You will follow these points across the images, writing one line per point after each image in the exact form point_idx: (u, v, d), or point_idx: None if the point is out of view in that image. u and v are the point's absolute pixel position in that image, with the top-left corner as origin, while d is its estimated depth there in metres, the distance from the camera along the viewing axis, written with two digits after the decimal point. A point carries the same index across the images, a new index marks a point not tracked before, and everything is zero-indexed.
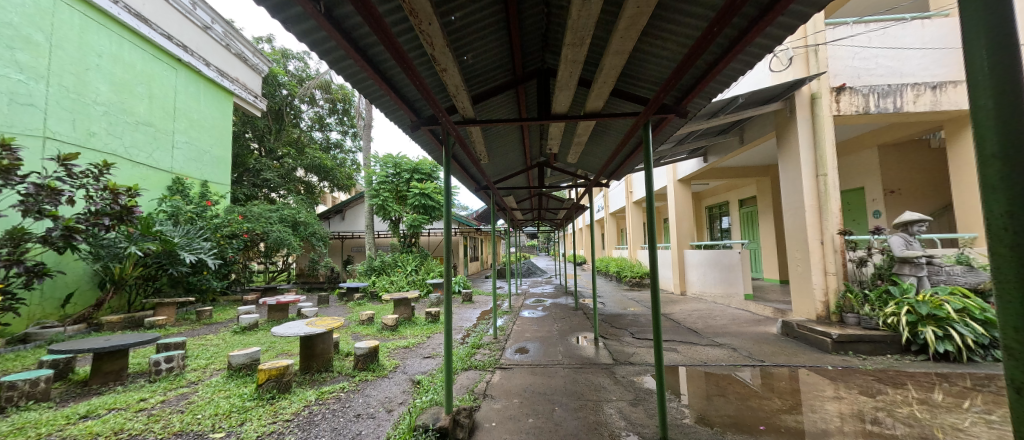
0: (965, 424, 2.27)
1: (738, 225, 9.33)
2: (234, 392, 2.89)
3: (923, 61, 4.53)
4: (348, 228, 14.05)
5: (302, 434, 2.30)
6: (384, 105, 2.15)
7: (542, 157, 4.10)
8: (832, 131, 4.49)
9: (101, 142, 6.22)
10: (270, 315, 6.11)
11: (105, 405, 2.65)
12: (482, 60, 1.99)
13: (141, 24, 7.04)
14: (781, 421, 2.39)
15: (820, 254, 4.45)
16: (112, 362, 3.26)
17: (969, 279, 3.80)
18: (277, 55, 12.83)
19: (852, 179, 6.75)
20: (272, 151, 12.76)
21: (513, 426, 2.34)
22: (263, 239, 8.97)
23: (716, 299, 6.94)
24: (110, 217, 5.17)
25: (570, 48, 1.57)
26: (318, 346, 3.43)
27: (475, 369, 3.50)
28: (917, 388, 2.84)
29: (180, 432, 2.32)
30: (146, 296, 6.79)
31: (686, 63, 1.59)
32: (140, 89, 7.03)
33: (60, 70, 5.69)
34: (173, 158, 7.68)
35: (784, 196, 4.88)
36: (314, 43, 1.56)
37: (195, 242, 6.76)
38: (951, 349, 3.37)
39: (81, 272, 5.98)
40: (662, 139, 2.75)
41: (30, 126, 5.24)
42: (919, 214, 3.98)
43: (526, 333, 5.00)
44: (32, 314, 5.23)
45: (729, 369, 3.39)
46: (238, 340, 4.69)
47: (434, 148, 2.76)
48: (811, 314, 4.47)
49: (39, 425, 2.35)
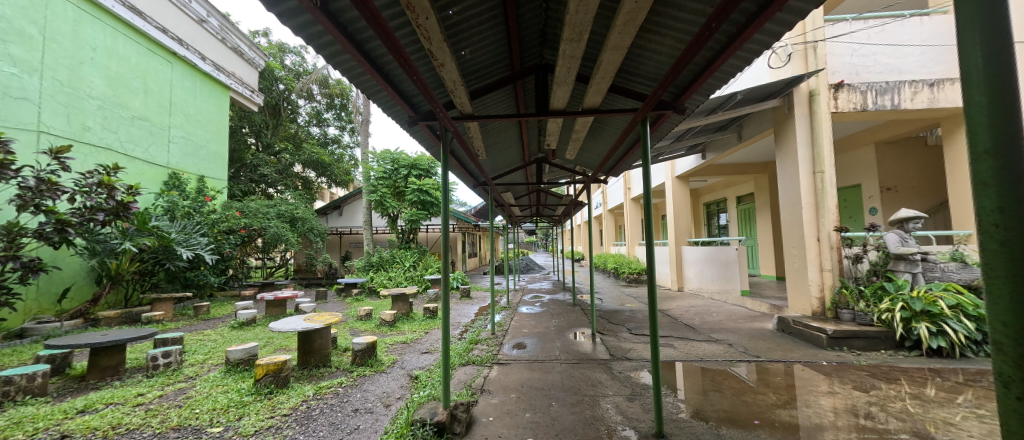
0: (956, 419, 2.30)
1: (735, 221, 9.36)
2: (232, 386, 2.89)
3: (921, 58, 4.54)
4: (346, 224, 14.04)
5: (301, 429, 2.30)
6: (381, 101, 2.14)
7: (541, 153, 4.10)
8: (830, 127, 4.50)
9: (96, 136, 6.17)
10: (268, 311, 6.12)
11: (102, 400, 2.65)
12: (480, 55, 1.98)
13: (135, 17, 6.97)
14: (775, 415, 2.42)
15: (816, 251, 4.48)
16: (109, 357, 3.26)
17: (964, 276, 3.89)
18: (274, 49, 12.71)
19: (849, 176, 6.80)
20: (269, 147, 12.69)
21: (510, 421, 2.35)
22: (260, 235, 8.94)
23: (713, 295, 6.98)
24: (105, 212, 5.13)
25: (568, 44, 1.57)
26: (316, 341, 3.44)
27: (473, 364, 3.51)
28: (910, 383, 2.88)
29: (178, 427, 2.32)
30: (143, 291, 6.78)
31: (684, 59, 1.59)
32: (135, 83, 6.97)
33: (54, 64, 5.63)
34: (169, 153, 7.63)
35: (781, 192, 4.91)
36: (310, 37, 1.54)
37: (192, 237, 6.73)
38: (944, 345, 3.41)
39: (78, 267, 5.96)
40: (660, 136, 2.75)
41: (24, 120, 5.19)
42: (914, 211, 4.00)
43: (524, 329, 5.02)
44: (28, 309, 5.21)
45: (726, 364, 3.42)
46: (235, 335, 4.69)
47: (432, 144, 2.75)
48: (807, 310, 4.50)
49: (37, 420, 2.35)
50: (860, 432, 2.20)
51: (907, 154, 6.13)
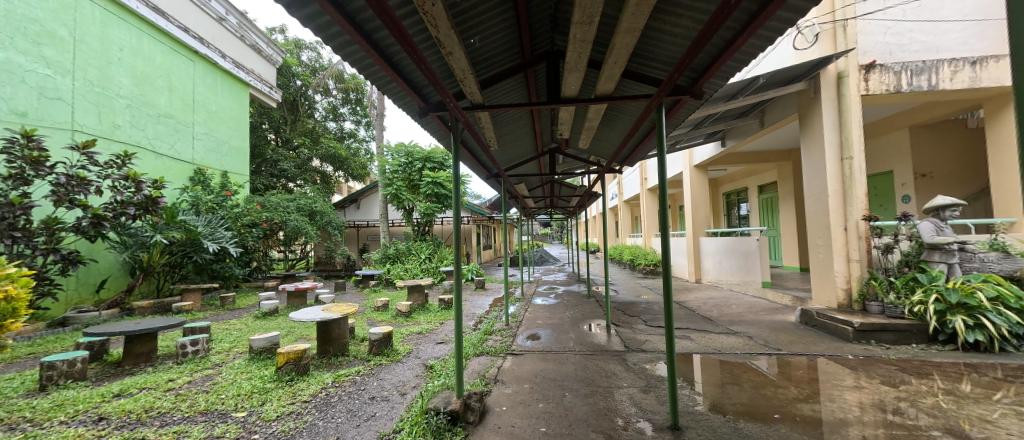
0: (994, 416, 2.18)
1: (756, 211, 9.05)
2: (256, 373, 3.00)
3: (962, 35, 4.22)
4: (363, 217, 14.32)
5: (320, 415, 2.37)
6: (392, 92, 2.14)
7: (554, 143, 4.04)
8: (860, 111, 4.26)
9: (126, 134, 6.44)
10: (290, 301, 6.31)
11: (137, 385, 2.80)
12: (489, 43, 1.95)
13: (159, 17, 7.18)
14: (797, 409, 2.35)
15: (843, 241, 4.29)
16: (143, 344, 3.43)
17: (1006, 266, 3.61)
18: (291, 46, 12.91)
19: (880, 163, 6.46)
20: (288, 142, 12.95)
21: (524, 411, 2.36)
22: (282, 227, 9.21)
23: (733, 287, 6.78)
24: (136, 207, 5.40)
25: (579, 27, 1.51)
26: (334, 331, 3.54)
27: (487, 354, 3.55)
28: (942, 378, 2.74)
29: (206, 411, 2.43)
30: (173, 281, 7.11)
31: (702, 39, 1.50)
32: (160, 82, 7.21)
33: (85, 64, 5.89)
34: (193, 149, 7.88)
35: (806, 181, 4.71)
36: (318, 28, 1.54)
37: (217, 231, 6.95)
38: (982, 339, 3.21)
39: (112, 260, 6.26)
40: (677, 123, 2.65)
41: (59, 119, 5.46)
42: (952, 199, 3.76)
43: (538, 320, 5.03)
44: (69, 299, 5.52)
45: (744, 357, 3.34)
46: (259, 324, 4.86)
47: (442, 135, 2.72)
48: (833, 302, 4.35)
49: (77, 402, 2.49)
50: (887, 428, 2.10)
51: (944, 139, 5.76)
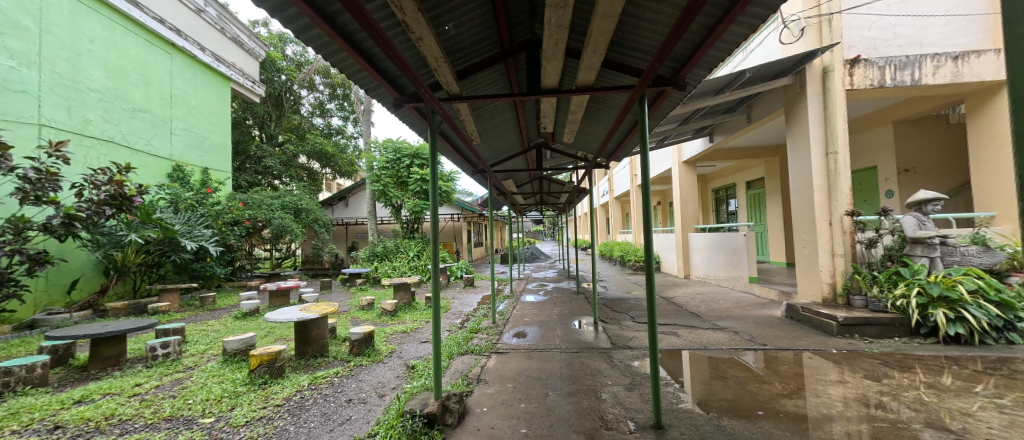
0: (973, 409, 2.18)
1: (744, 206, 9.12)
2: (227, 377, 2.89)
3: (945, 30, 4.25)
4: (351, 214, 14.10)
5: (292, 420, 2.28)
6: (364, 82, 2.05)
7: (541, 137, 3.97)
8: (845, 106, 4.25)
9: (98, 129, 6.19)
10: (271, 301, 6.17)
11: (100, 390, 2.66)
12: (465, 31, 1.86)
13: (132, 7, 6.89)
14: (781, 405, 2.33)
15: (828, 236, 4.31)
16: (110, 347, 3.30)
17: (985, 260, 3.65)
18: (274, 39, 12.61)
19: (864, 158, 6.52)
20: (272, 138, 12.67)
21: (504, 412, 2.30)
22: (266, 226, 8.98)
23: (721, 282, 6.80)
24: (111, 205, 5.16)
25: (553, 11, 1.43)
26: (313, 331, 3.43)
27: (471, 353, 3.48)
28: (924, 372, 2.75)
29: (170, 417, 2.32)
30: (151, 282, 6.89)
31: (681, 26, 1.43)
32: (135, 75, 6.95)
33: (53, 56, 5.63)
34: (172, 144, 7.64)
35: (792, 175, 4.71)
36: (274, 10, 1.43)
37: (196, 229, 6.75)
38: (963, 332, 3.22)
39: (85, 259, 6.04)
40: (660, 116, 2.60)
41: (24, 114, 5.22)
42: (934, 193, 3.77)
43: (526, 317, 4.98)
44: (37, 300, 5.32)
45: (731, 353, 3.32)
46: (238, 325, 4.72)
47: (421, 128, 2.64)
48: (817, 296, 4.37)
49: (33, 410, 2.36)
50: (870, 422, 2.09)
51: (927, 135, 5.83)
